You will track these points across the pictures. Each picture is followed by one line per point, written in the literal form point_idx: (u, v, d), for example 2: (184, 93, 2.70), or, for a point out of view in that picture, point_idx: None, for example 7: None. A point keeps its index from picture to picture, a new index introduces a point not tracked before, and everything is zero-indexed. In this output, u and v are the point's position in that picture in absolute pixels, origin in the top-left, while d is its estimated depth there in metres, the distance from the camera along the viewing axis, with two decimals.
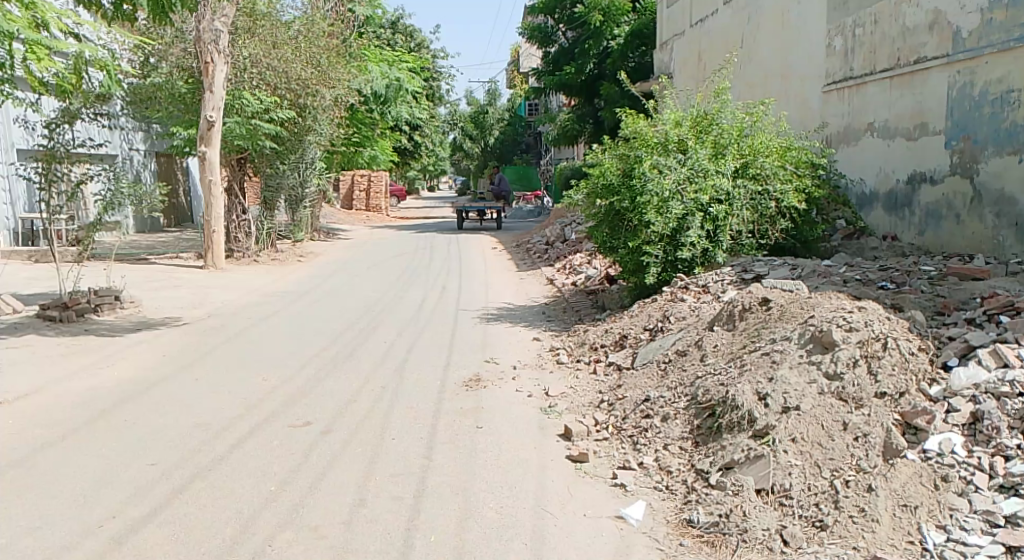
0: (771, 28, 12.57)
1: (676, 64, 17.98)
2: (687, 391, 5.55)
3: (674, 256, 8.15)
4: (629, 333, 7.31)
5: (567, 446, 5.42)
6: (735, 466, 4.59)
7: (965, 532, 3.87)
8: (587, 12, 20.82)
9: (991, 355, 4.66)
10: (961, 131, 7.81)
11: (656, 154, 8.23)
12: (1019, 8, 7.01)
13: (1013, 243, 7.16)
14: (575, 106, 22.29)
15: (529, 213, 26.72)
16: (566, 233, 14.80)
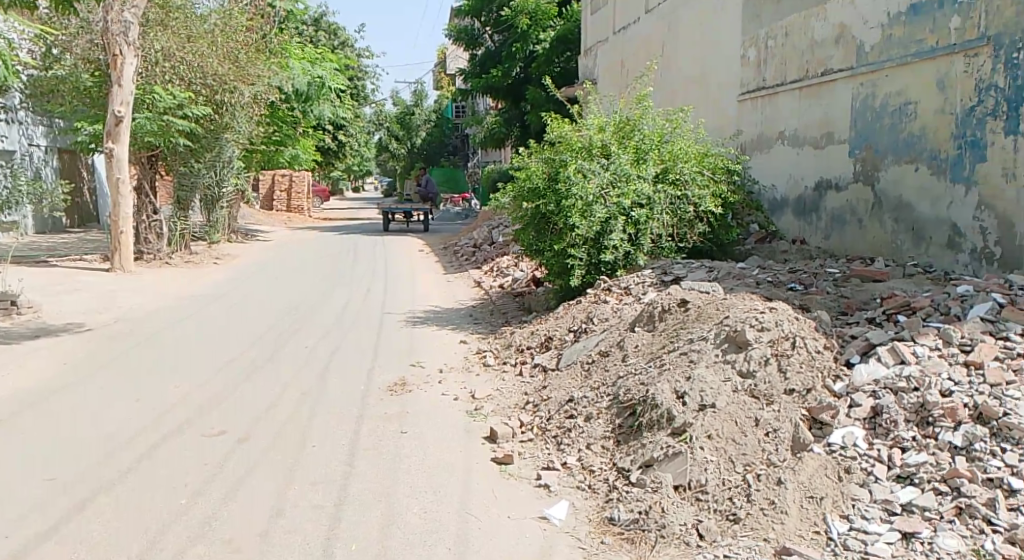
0: (690, 37, 12.96)
1: (600, 70, 18.32)
2: (609, 390, 5.70)
3: (597, 258, 8.32)
4: (554, 334, 7.44)
5: (491, 448, 5.50)
6: (654, 463, 4.74)
7: (866, 520, 4.11)
8: (513, 15, 20.98)
9: (890, 352, 4.94)
10: (864, 140, 8.21)
11: (580, 158, 8.38)
12: (916, 25, 7.44)
13: (910, 247, 7.58)
14: (501, 109, 22.41)
15: (457, 215, 26.67)
16: (494, 235, 14.89)
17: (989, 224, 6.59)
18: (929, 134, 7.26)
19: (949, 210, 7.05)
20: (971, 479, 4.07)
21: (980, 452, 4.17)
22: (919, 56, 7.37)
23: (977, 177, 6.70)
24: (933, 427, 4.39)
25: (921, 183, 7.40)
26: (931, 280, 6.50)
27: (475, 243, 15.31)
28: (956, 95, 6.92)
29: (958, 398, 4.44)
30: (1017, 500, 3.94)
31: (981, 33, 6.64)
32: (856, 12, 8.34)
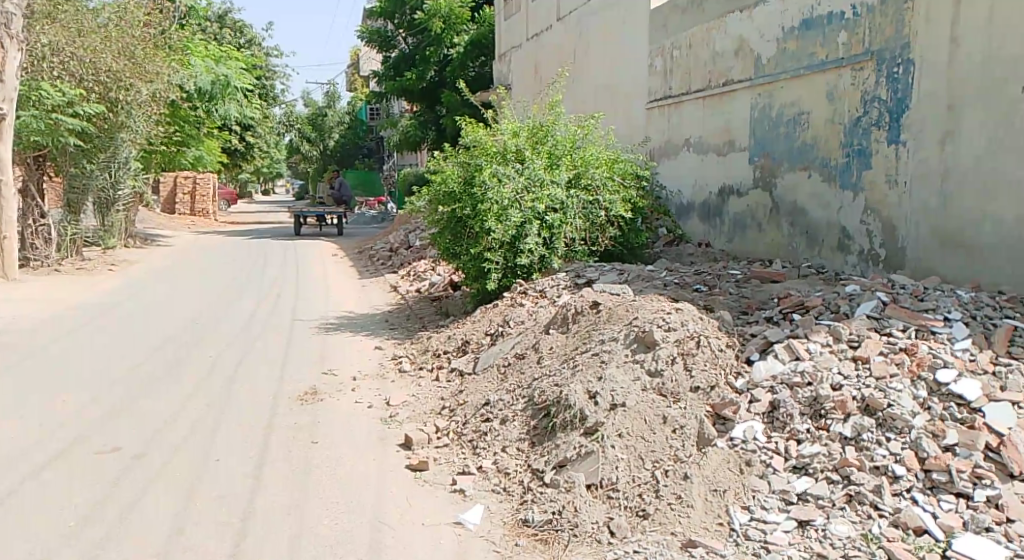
0: (600, 45, 13.27)
1: (514, 76, 18.52)
2: (525, 393, 5.81)
3: (513, 262, 8.41)
4: (471, 338, 7.51)
5: (406, 455, 5.54)
6: (567, 464, 4.88)
7: (765, 510, 4.31)
8: (427, 19, 20.95)
9: (786, 349, 5.20)
10: (762, 148, 8.60)
11: (495, 163, 8.47)
12: (808, 40, 7.85)
13: (805, 250, 8.00)
14: (416, 112, 22.30)
15: (374, 218, 26.44)
16: (410, 240, 14.87)
17: (875, 227, 7.02)
18: (821, 143, 7.67)
19: (840, 215, 7.46)
20: (860, 467, 4.33)
21: (867, 442, 4.45)
22: (810, 69, 7.78)
23: (864, 183, 7.12)
24: (826, 419, 4.65)
25: (814, 189, 7.81)
26: (824, 281, 6.87)
27: (391, 248, 15.23)
28: (844, 107, 7.34)
29: (848, 391, 4.72)
30: (900, 486, 4.23)
31: (866, 49, 7.07)
32: (754, 26, 8.73)
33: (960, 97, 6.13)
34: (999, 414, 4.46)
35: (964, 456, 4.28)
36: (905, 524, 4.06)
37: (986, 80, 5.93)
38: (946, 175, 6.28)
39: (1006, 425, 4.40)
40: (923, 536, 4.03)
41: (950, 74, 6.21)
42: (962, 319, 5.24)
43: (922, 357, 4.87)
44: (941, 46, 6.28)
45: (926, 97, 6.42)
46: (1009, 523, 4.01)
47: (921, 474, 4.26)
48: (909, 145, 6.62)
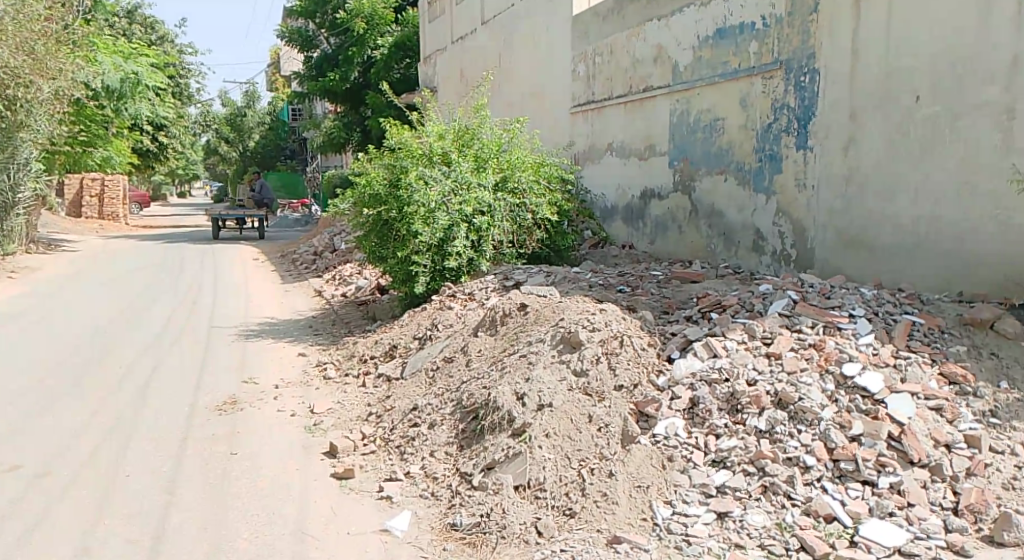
0: (524, 50, 13.43)
1: (439, 79, 18.61)
2: (453, 396, 5.82)
3: (441, 265, 8.43)
4: (399, 342, 7.50)
5: (332, 463, 5.53)
6: (496, 466, 4.91)
7: (687, 504, 4.43)
8: (350, 19, 20.68)
9: (704, 347, 5.32)
10: (682, 153, 8.86)
11: (421, 165, 8.47)
12: (722, 48, 8.12)
13: (722, 251, 8.28)
14: (340, 114, 22.04)
15: (297, 221, 25.98)
16: (335, 243, 14.71)
17: (786, 229, 7.34)
18: (735, 148, 7.95)
19: (754, 217, 7.76)
20: (774, 459, 4.50)
21: (780, 434, 4.63)
22: (724, 77, 8.06)
23: (775, 187, 7.42)
24: (742, 413, 4.80)
25: (730, 193, 8.09)
26: (740, 280, 7.12)
27: (316, 252, 15.05)
28: (756, 113, 7.63)
29: (762, 386, 4.88)
30: (811, 476, 4.42)
31: (775, 58, 7.37)
32: (671, 34, 9.00)
33: (861, 105, 6.46)
34: (900, 405, 4.65)
35: (868, 445, 4.48)
36: (816, 512, 4.26)
37: (885, 90, 6.27)
38: (850, 178, 6.61)
39: (906, 414, 4.60)
40: (832, 523, 4.23)
41: (853, 83, 6.54)
42: (865, 315, 5.45)
43: (830, 351, 5.06)
44: (844, 56, 6.61)
45: (831, 104, 6.74)
46: (910, 507, 4.25)
47: (830, 464, 4.45)
48: (816, 150, 6.93)
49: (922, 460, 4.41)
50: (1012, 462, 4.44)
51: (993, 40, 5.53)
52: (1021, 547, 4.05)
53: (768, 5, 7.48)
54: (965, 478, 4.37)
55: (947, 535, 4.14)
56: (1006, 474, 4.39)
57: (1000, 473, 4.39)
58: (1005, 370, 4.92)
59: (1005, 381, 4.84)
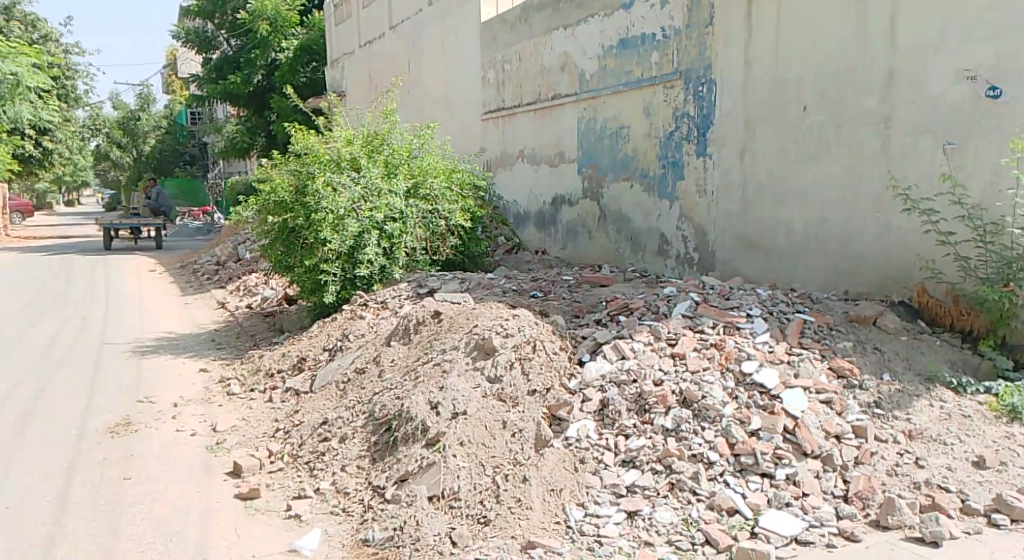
0: (433, 56, 13.49)
1: (347, 83, 18.51)
2: (365, 408, 5.81)
3: (352, 273, 8.35)
4: (308, 354, 7.40)
5: (236, 483, 5.44)
6: (409, 477, 4.88)
7: (598, 505, 4.45)
8: (252, 20, 20.02)
9: (613, 349, 5.41)
10: (589, 160, 9.08)
11: (329, 171, 8.40)
12: (626, 58, 8.37)
13: (630, 254, 8.52)
14: (243, 118, 21.48)
15: (198, 230, 25.14)
16: (241, 253, 14.42)
17: (689, 233, 7.59)
18: (640, 155, 8.19)
19: (659, 222, 8.00)
20: (679, 456, 4.59)
21: (685, 432, 4.72)
22: (628, 86, 8.31)
23: (678, 193, 7.68)
24: (649, 413, 4.88)
25: (636, 199, 8.33)
26: (646, 283, 7.31)
27: (218, 262, 14.73)
28: (658, 122, 7.89)
29: (667, 386, 4.98)
30: (714, 471, 4.53)
31: (675, 69, 7.65)
32: (576, 43, 9.20)
33: (755, 114, 6.77)
34: (794, 399, 4.83)
35: (766, 439, 4.65)
36: (719, 506, 4.36)
37: (775, 99, 6.59)
38: (747, 183, 6.90)
39: (799, 408, 4.77)
40: (734, 515, 4.34)
41: (746, 93, 6.85)
42: (762, 314, 5.70)
43: (730, 350, 5.22)
44: (738, 67, 6.92)
45: (727, 113, 7.03)
46: (804, 497, 4.40)
47: (732, 459, 4.58)
48: (714, 157, 7.20)
49: (815, 451, 4.58)
50: (895, 449, 4.62)
51: (870, 53, 5.87)
52: (905, 529, 4.22)
53: (667, 16, 7.74)
54: (854, 466, 4.55)
55: (839, 522, 4.30)
56: (890, 461, 4.56)
57: (885, 460, 4.57)
58: (888, 363, 5.17)
59: (888, 373, 5.08)
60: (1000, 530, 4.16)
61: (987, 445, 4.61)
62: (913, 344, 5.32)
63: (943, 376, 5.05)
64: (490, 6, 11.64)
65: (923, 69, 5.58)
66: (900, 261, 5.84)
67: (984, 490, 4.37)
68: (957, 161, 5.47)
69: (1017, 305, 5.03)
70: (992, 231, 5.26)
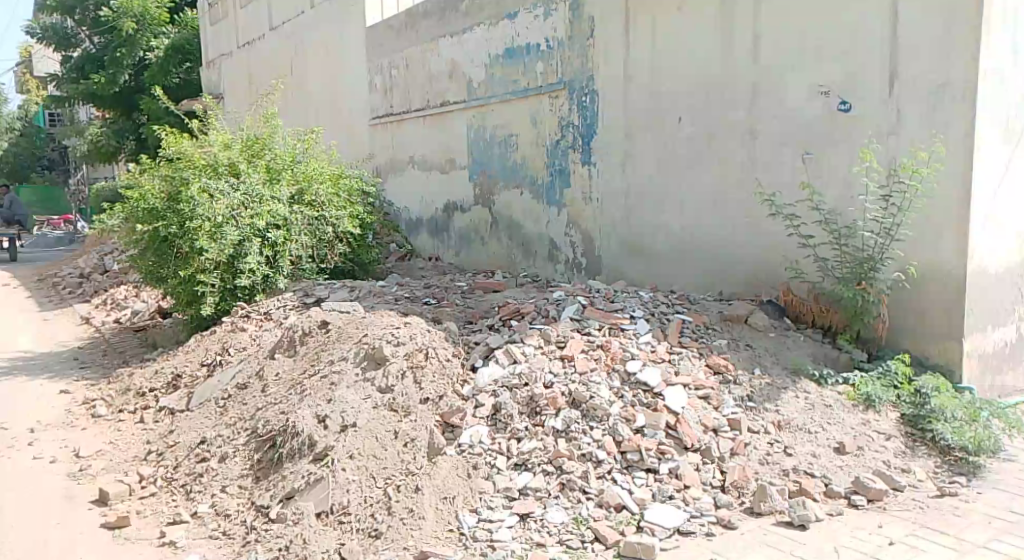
0: (316, 59, 13.36)
1: (225, 84, 18.06)
2: (247, 425, 5.75)
3: (232, 284, 8.17)
4: (183, 371, 7.19)
5: (102, 512, 5.29)
6: (296, 494, 4.88)
7: (491, 510, 4.52)
8: (117, 17, 19.15)
9: (505, 354, 5.50)
10: (479, 167, 9.22)
11: (205, 176, 8.22)
12: (512, 68, 8.56)
13: (521, 260, 8.72)
14: (109, 120, 20.52)
15: (59, 240, 23.87)
16: (107, 264, 13.84)
17: (577, 238, 7.87)
18: (528, 162, 8.40)
19: (548, 228, 8.24)
20: (570, 456, 4.71)
21: (575, 432, 4.85)
22: (514, 95, 8.50)
23: (566, 200, 7.94)
24: (541, 415, 5.00)
25: (526, 205, 8.54)
26: (537, 288, 7.50)
27: (81, 274, 14.08)
28: (545, 130, 8.12)
29: (557, 388, 5.12)
30: (603, 469, 4.67)
31: (559, 79, 7.88)
32: (463, 51, 9.33)
33: (635, 124, 7.09)
34: (675, 397, 5.05)
35: (651, 436, 4.82)
36: (608, 503, 4.49)
37: (653, 110, 6.92)
38: (630, 191, 7.22)
39: (680, 404, 5.00)
40: (622, 511, 4.48)
41: (626, 104, 7.16)
42: (644, 316, 5.95)
43: (615, 351, 5.42)
44: (618, 79, 7.22)
45: (610, 123, 7.34)
46: (686, 489, 4.61)
47: (619, 456, 4.73)
48: (599, 166, 7.51)
49: (695, 445, 4.82)
50: (766, 439, 4.92)
51: (737, 68, 6.25)
52: (776, 514, 4.51)
53: (550, 27, 7.96)
54: (730, 457, 4.81)
55: (717, 511, 4.54)
56: (762, 451, 4.85)
57: (756, 450, 4.86)
58: (759, 358, 5.51)
59: (759, 368, 5.41)
60: (858, 510, 4.52)
61: (846, 432, 4.96)
62: (780, 340, 5.69)
63: (807, 368, 5.41)
64: (375, 11, 11.62)
65: (783, 84, 5.96)
66: (768, 263, 6.21)
67: (844, 473, 4.73)
68: (815, 169, 5.84)
69: (869, 302, 5.41)
70: (846, 234, 5.58)
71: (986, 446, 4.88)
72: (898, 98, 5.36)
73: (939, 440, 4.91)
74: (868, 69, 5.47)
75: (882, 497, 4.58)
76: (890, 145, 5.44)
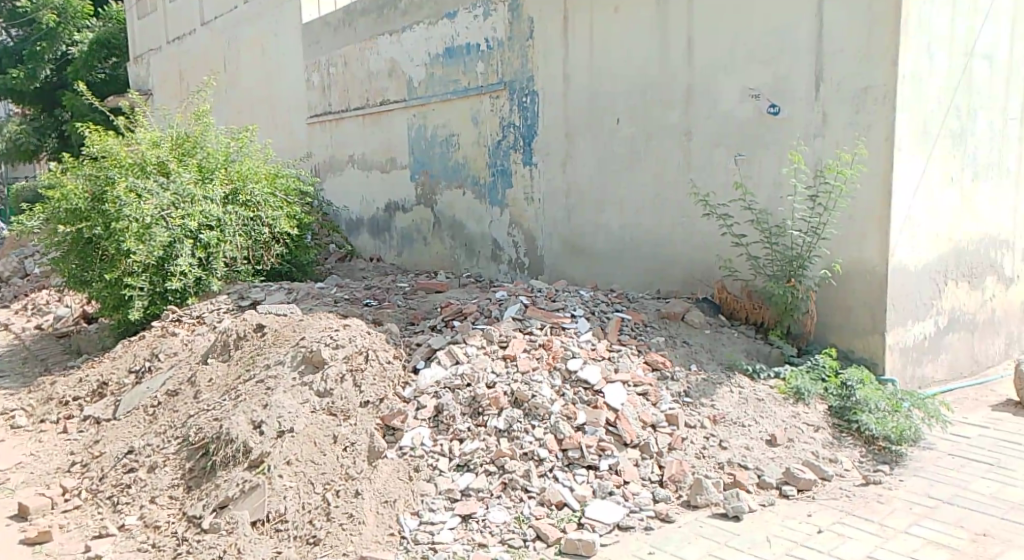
0: (250, 56, 13.18)
1: (154, 80, 17.66)
2: (178, 433, 5.68)
3: (162, 287, 7.98)
4: (110, 379, 7.03)
5: (23, 527, 5.20)
6: (229, 503, 4.85)
7: (432, 512, 4.57)
8: (36, 11, 18.77)
9: (447, 354, 5.54)
10: (421, 166, 9.24)
11: (132, 176, 8.03)
12: (452, 67, 8.59)
13: (464, 260, 8.77)
14: (28, 117, 19.86)
15: None
16: (28, 267, 13.44)
17: (520, 238, 7.95)
18: (470, 162, 8.44)
19: (491, 229, 8.30)
20: (512, 456, 4.78)
21: (517, 431, 4.92)
22: (455, 94, 8.53)
23: (507, 200, 8.02)
24: (483, 416, 5.05)
25: (468, 205, 8.59)
26: (479, 288, 7.55)
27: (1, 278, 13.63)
28: (485, 130, 8.17)
29: (499, 387, 5.17)
30: (544, 468, 4.75)
31: (499, 79, 7.94)
32: (402, 50, 9.31)
33: (574, 124, 7.19)
34: (615, 394, 5.15)
35: (590, 433, 4.91)
36: (549, 501, 4.57)
37: (592, 110, 7.03)
38: (570, 191, 7.33)
39: (619, 402, 5.11)
40: (563, 508, 4.57)
41: (565, 104, 7.26)
42: (584, 314, 6.04)
43: (557, 349, 5.50)
44: (557, 80, 7.31)
45: (550, 123, 7.43)
46: (626, 485, 4.72)
47: (560, 454, 4.82)
48: (539, 166, 7.61)
49: (634, 441, 4.92)
50: (702, 434, 5.05)
51: (672, 70, 6.38)
52: (711, 507, 4.64)
53: (490, 27, 8.00)
54: (668, 452, 4.93)
55: (656, 505, 4.66)
56: (699, 445, 4.98)
57: (694, 444, 4.98)
58: (695, 354, 5.66)
59: (695, 364, 5.56)
60: (789, 500, 4.69)
61: (777, 425, 5.13)
62: (716, 337, 5.85)
63: (740, 364, 5.58)
64: (311, 7, 11.51)
65: (715, 87, 6.12)
66: (703, 262, 6.37)
67: (776, 465, 4.89)
68: (746, 170, 6.01)
69: (798, 299, 5.61)
70: (776, 233, 5.76)
71: (908, 436, 5.10)
72: (823, 102, 5.55)
73: (864, 431, 5.10)
74: (796, 73, 5.65)
75: (811, 487, 4.76)
76: (816, 147, 5.63)
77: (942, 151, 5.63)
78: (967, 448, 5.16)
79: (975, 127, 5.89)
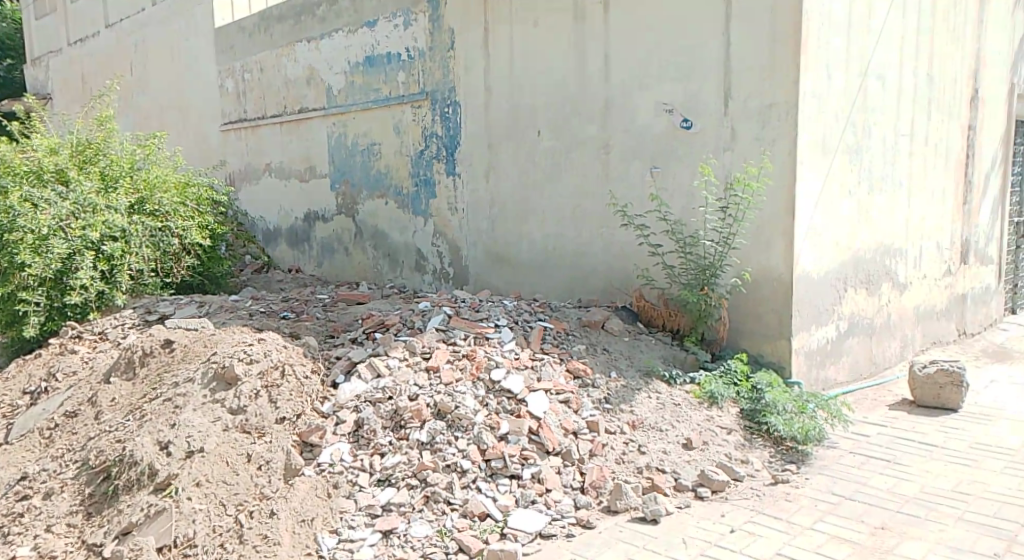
0: (159, 60, 12.84)
1: (54, 84, 17.01)
2: (77, 457, 5.51)
3: (61, 301, 7.62)
4: (3, 401, 6.76)
5: None
6: (133, 529, 4.73)
7: (352, 529, 4.58)
8: None
9: (367, 368, 5.55)
10: (341, 175, 9.18)
11: (27, 184, 7.85)
12: (372, 76, 8.57)
13: (387, 270, 8.76)
14: None
15: None
16: None
17: (444, 248, 7.99)
18: (392, 171, 8.44)
19: (414, 239, 8.32)
20: (434, 468, 4.81)
21: (439, 443, 4.95)
22: (376, 103, 8.50)
23: (430, 210, 8.05)
24: (405, 429, 5.07)
25: (390, 215, 8.58)
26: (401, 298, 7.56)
27: None
28: (407, 139, 8.18)
29: (422, 400, 5.20)
30: (467, 479, 4.79)
31: (421, 89, 7.96)
32: (321, 58, 9.24)
33: (496, 136, 7.28)
34: (537, 403, 5.23)
35: (513, 442, 4.98)
36: (471, 512, 4.62)
37: (512, 122, 7.13)
38: (492, 202, 7.41)
39: (541, 410, 5.18)
40: (486, 519, 4.62)
41: (485, 116, 7.34)
42: (507, 324, 6.11)
43: (480, 360, 5.54)
44: (478, 91, 7.38)
45: (471, 134, 7.50)
46: (548, 492, 4.80)
47: (483, 464, 4.87)
48: (462, 177, 7.67)
49: (556, 448, 5.00)
50: (622, 439, 5.19)
51: (589, 84, 6.53)
52: (630, 511, 4.76)
53: (411, 37, 8.02)
54: (589, 458, 5.04)
55: (577, 512, 4.75)
56: (618, 451, 5.11)
57: (614, 450, 5.11)
58: (614, 361, 5.80)
59: (615, 371, 5.70)
60: (704, 502, 4.85)
61: (693, 429, 5.30)
62: (634, 344, 6.00)
63: (658, 370, 5.74)
64: (224, 12, 11.29)
65: (630, 101, 6.29)
66: (621, 271, 6.53)
67: (691, 467, 5.06)
68: (660, 183, 6.19)
69: (711, 306, 5.79)
70: (690, 243, 5.95)
71: (812, 435, 5.35)
72: (732, 117, 5.76)
73: (773, 432, 5.34)
74: (706, 89, 5.85)
75: (725, 488, 4.94)
76: (725, 161, 5.84)
77: (841, 165, 5.92)
78: (868, 446, 5.44)
79: (870, 142, 6.20)
